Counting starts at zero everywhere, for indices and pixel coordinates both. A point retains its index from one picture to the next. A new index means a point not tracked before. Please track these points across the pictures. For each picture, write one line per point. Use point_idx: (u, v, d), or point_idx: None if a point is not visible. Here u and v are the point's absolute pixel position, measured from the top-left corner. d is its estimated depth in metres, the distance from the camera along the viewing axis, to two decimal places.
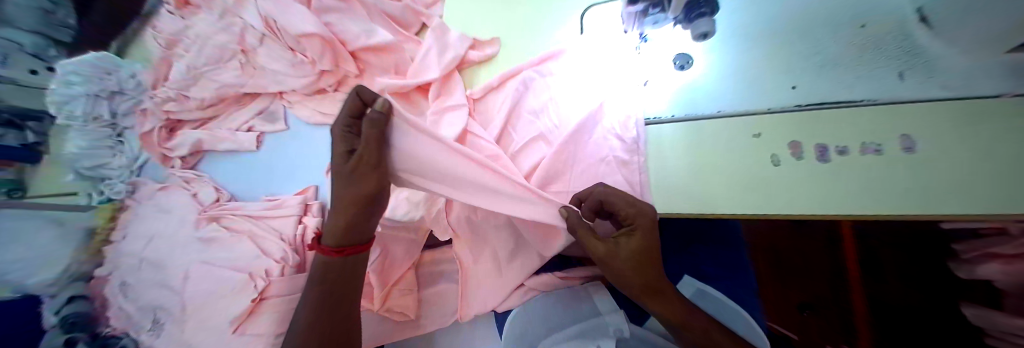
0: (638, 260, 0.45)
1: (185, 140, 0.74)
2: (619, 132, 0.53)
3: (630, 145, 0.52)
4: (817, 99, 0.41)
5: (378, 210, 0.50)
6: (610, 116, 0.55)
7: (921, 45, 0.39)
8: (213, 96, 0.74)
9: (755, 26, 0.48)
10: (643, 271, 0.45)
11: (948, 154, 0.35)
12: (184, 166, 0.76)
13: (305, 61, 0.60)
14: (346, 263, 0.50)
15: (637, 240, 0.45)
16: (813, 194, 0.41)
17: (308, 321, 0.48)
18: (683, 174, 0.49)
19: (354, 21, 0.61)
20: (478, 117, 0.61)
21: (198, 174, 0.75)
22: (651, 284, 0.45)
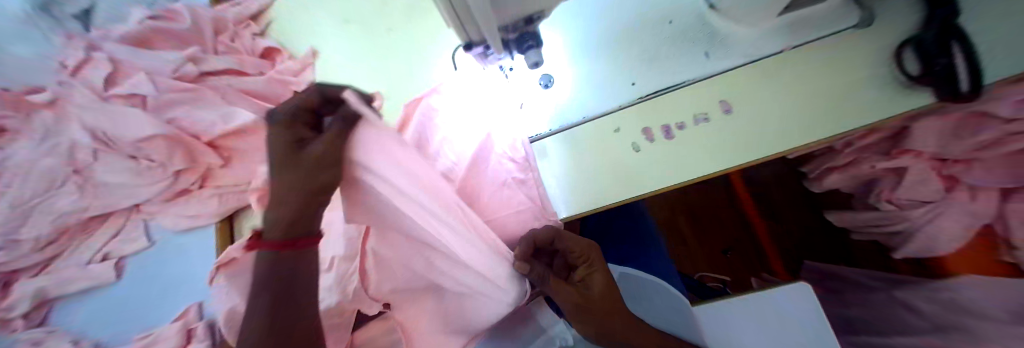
0: (609, 307, 0.41)
1: (23, 294, 0.59)
2: (511, 155, 0.54)
3: (523, 165, 0.54)
4: (653, 89, 0.48)
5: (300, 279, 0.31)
6: (499, 142, 0.55)
7: (714, 26, 0.48)
8: (48, 232, 0.60)
9: (599, 34, 0.51)
10: (613, 316, 0.41)
11: (760, 104, 0.46)
12: (30, 325, 0.59)
13: (150, 166, 0.55)
14: None
15: (600, 279, 0.42)
16: (684, 161, 0.47)
17: None
18: (574, 180, 0.52)
19: (206, 109, 0.56)
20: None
21: (50, 329, 0.59)
22: (625, 322, 0.41)
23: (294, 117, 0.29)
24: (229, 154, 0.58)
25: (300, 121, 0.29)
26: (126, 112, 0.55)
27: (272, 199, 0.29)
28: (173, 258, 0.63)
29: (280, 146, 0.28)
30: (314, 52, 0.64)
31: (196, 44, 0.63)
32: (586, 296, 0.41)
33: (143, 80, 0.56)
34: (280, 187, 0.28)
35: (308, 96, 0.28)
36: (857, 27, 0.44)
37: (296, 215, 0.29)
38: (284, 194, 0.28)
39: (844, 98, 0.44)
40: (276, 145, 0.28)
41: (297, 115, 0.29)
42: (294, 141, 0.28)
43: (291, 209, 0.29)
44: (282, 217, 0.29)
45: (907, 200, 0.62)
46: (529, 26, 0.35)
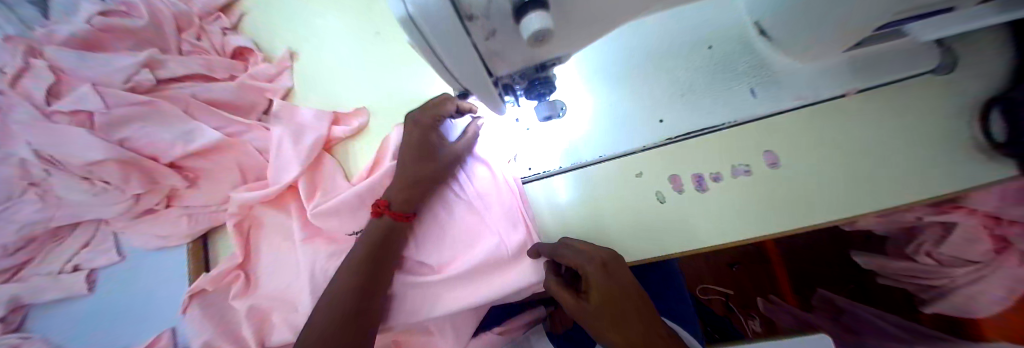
0: (613, 316, 0.35)
1: None
2: (509, 209, 0.48)
3: (519, 221, 0.48)
4: (683, 130, 0.42)
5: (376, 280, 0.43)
6: (499, 192, 0.48)
7: (764, 59, 0.41)
8: (16, 238, 0.54)
9: (623, 58, 0.44)
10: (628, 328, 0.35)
11: (811, 159, 0.39)
12: (7, 329, 0.54)
13: (107, 189, 0.50)
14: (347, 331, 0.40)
15: (598, 291, 0.35)
16: (719, 219, 0.40)
17: None
18: (583, 229, 0.45)
19: (167, 126, 0.50)
20: (349, 217, 0.49)
21: (23, 335, 0.54)
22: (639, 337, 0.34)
23: (418, 120, 0.45)
24: (195, 175, 0.52)
25: (421, 124, 0.45)
26: (73, 127, 0.49)
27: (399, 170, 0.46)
28: (146, 277, 0.59)
29: (410, 153, 0.46)
30: (292, 54, 0.58)
31: (156, 44, 0.57)
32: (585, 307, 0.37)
33: (89, 93, 0.50)
34: (404, 172, 0.46)
35: (442, 104, 0.44)
36: (933, 73, 0.37)
37: (406, 198, 0.46)
38: (393, 186, 0.46)
39: (914, 160, 0.37)
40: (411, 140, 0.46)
41: (423, 121, 0.45)
42: (426, 140, 0.46)
43: (401, 192, 0.46)
44: (392, 199, 0.46)
45: (950, 258, 0.55)
46: (541, 72, 0.28)
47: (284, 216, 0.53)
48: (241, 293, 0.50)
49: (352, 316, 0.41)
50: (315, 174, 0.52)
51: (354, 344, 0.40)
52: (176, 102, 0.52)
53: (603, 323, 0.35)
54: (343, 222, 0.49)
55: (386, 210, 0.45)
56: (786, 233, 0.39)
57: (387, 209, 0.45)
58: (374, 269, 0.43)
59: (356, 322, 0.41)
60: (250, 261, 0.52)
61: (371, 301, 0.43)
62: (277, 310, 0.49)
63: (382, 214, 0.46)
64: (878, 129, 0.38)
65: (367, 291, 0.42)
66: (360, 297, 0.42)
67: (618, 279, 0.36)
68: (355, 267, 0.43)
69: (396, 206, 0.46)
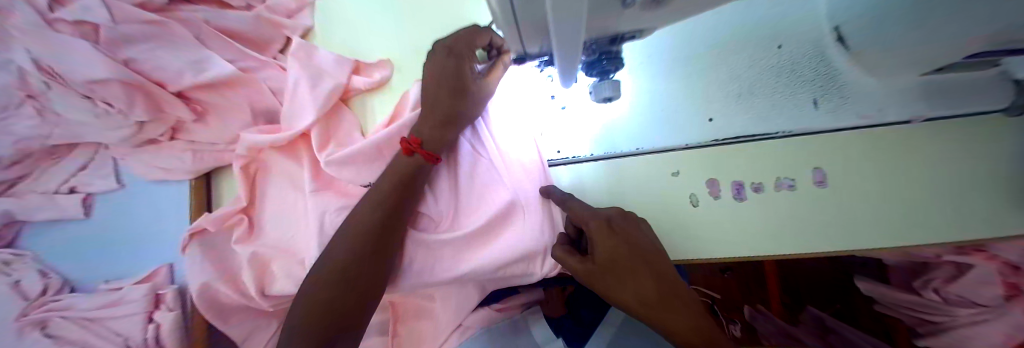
0: (626, 270, 0.33)
1: None
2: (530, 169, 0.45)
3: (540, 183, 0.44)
4: (732, 133, 0.39)
5: (396, 216, 0.41)
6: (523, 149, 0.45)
7: (836, 68, 0.37)
8: (8, 152, 0.50)
9: (681, 47, 0.41)
10: (639, 276, 0.33)
11: (859, 183, 0.37)
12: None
13: (109, 112, 0.46)
14: (361, 261, 0.39)
15: (607, 244, 0.34)
16: (751, 232, 0.38)
17: (323, 300, 0.38)
18: None
19: (177, 52, 0.46)
20: (366, 168, 0.46)
21: (18, 253, 0.53)
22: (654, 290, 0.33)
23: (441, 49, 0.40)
24: (204, 109, 0.49)
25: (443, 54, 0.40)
26: (74, 40, 0.45)
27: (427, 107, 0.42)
28: (145, 208, 0.57)
29: (441, 87, 0.40)
30: None
31: None
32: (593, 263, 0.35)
33: (95, 4, 0.45)
34: (435, 108, 0.41)
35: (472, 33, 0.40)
36: (1004, 114, 0.34)
37: (440, 138, 0.42)
38: (425, 123, 0.42)
39: (959, 197, 0.36)
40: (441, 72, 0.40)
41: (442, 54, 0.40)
42: (460, 74, 0.40)
43: (435, 130, 0.42)
44: (425, 137, 0.41)
45: None
46: (613, 46, 0.25)
47: (295, 165, 0.51)
48: (243, 238, 0.49)
49: (372, 252, 0.40)
50: (331, 124, 0.49)
51: (373, 276, 0.40)
52: (188, 27, 0.48)
53: (611, 280, 0.34)
54: (359, 173, 0.46)
55: (419, 149, 0.41)
56: (817, 255, 0.37)
57: (419, 148, 0.41)
58: (395, 210, 0.41)
59: (378, 259, 0.40)
60: (254, 207, 0.51)
61: (391, 242, 0.41)
62: (276, 260, 0.48)
63: (412, 153, 0.41)
64: (939, 162, 0.36)
65: (387, 231, 0.41)
66: (381, 236, 0.40)
67: (626, 235, 0.34)
68: (378, 206, 0.40)
69: (429, 146, 0.42)
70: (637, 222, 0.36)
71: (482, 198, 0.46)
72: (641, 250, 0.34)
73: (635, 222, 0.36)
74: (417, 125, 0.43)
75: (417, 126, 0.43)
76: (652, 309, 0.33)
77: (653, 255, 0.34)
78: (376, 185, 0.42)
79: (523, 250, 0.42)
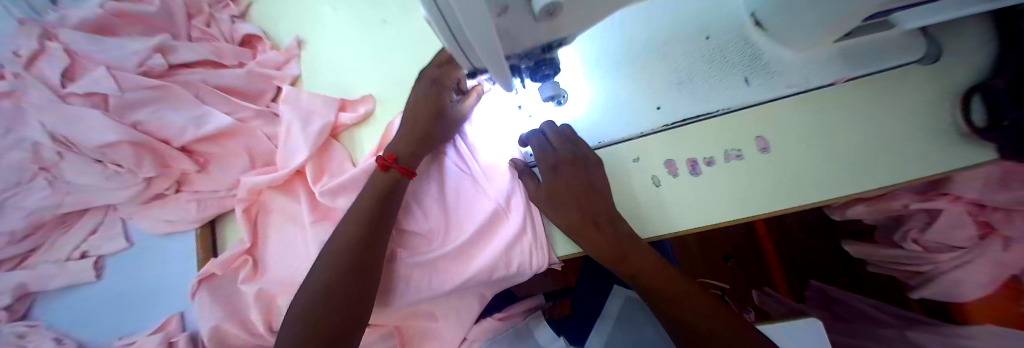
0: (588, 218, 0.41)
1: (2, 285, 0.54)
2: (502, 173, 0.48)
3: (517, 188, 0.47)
4: (680, 116, 0.43)
5: (389, 214, 0.45)
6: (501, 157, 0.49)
7: (758, 49, 0.42)
8: (26, 222, 0.54)
9: (625, 48, 0.46)
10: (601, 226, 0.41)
11: (801, 144, 0.41)
12: (14, 317, 0.55)
13: (119, 172, 0.51)
14: (357, 255, 0.42)
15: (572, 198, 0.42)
16: (712, 202, 0.42)
17: (325, 287, 0.41)
18: None
19: (177, 111, 0.52)
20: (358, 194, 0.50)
21: (32, 324, 0.55)
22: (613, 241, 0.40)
23: (429, 80, 0.48)
24: (205, 159, 0.54)
25: (429, 83, 0.47)
26: (85, 112, 0.50)
27: (408, 129, 0.47)
28: (151, 262, 0.59)
29: (421, 111, 0.47)
30: (300, 42, 0.60)
31: (166, 31, 0.59)
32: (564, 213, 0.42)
33: (103, 76, 0.51)
34: (416, 127, 0.47)
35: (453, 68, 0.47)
36: (919, 63, 0.39)
37: (414, 153, 0.47)
38: (403, 143, 0.47)
39: (894, 143, 0.39)
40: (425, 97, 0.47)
41: (428, 84, 0.47)
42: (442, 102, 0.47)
43: (409, 147, 0.47)
44: (399, 153, 0.46)
45: (935, 244, 0.56)
46: (546, 54, 0.30)
47: (293, 202, 0.54)
48: (249, 278, 0.51)
49: (359, 268, 0.42)
50: (324, 159, 0.53)
51: (360, 293, 0.41)
52: (187, 88, 0.54)
53: (572, 223, 0.42)
54: (349, 200, 0.50)
55: (393, 164, 0.45)
56: (776, 215, 0.40)
57: (393, 163, 0.45)
58: (377, 225, 0.44)
59: (362, 275, 0.42)
60: (257, 246, 0.54)
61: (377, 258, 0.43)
62: (282, 295, 0.50)
63: (388, 169, 0.45)
64: (866, 116, 0.40)
65: (371, 246, 0.43)
66: (366, 251, 0.42)
67: (573, 182, 0.42)
68: (360, 216, 0.44)
69: (403, 161, 0.46)
70: (586, 168, 0.43)
71: (469, 208, 0.49)
72: (585, 191, 0.42)
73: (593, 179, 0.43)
74: (397, 145, 0.47)
75: (397, 145, 0.47)
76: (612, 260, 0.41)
77: (595, 194, 0.42)
78: (358, 202, 0.46)
79: (508, 251, 0.45)
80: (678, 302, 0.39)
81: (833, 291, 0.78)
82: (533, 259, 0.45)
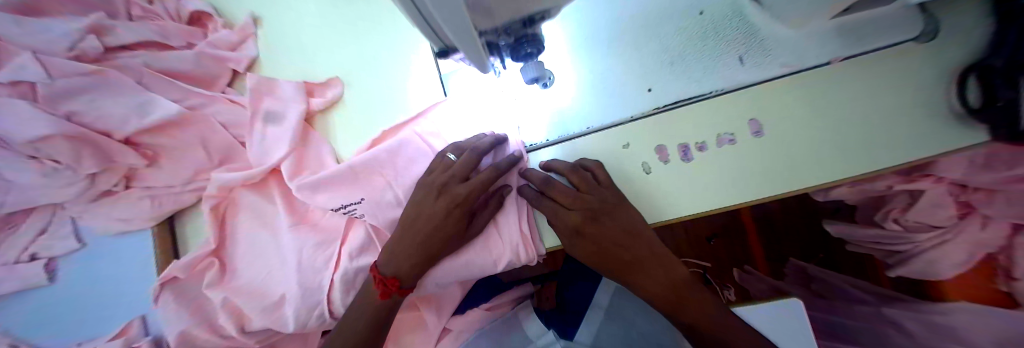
0: (614, 238, 0.39)
1: None
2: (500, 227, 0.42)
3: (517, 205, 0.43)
4: (671, 98, 0.41)
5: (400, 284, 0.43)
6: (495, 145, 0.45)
7: (754, 24, 0.40)
8: None
9: (616, 25, 0.43)
10: (626, 248, 0.40)
11: (792, 127, 0.38)
12: None
13: (57, 169, 0.45)
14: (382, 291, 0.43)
15: (599, 229, 0.39)
16: (702, 188, 0.40)
17: (353, 312, 0.44)
18: None
19: (118, 99, 0.46)
20: (337, 190, 0.44)
21: None
22: (636, 256, 0.40)
23: (446, 191, 0.40)
24: (155, 152, 0.48)
25: (446, 199, 0.39)
26: (9, 101, 0.44)
27: (403, 249, 0.41)
28: (106, 264, 0.53)
29: (426, 228, 0.40)
30: (257, 19, 0.54)
31: (101, 8, 0.52)
32: (592, 233, 0.39)
33: (29, 61, 0.44)
34: (425, 243, 0.40)
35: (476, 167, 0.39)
36: (916, 42, 0.36)
37: (410, 272, 0.41)
38: (404, 257, 0.41)
39: (885, 122, 0.37)
40: (438, 219, 0.39)
41: (444, 200, 0.39)
42: (462, 225, 0.41)
43: (414, 266, 0.41)
44: (402, 276, 0.41)
45: (917, 224, 0.57)
46: (527, 29, 0.28)
47: (264, 200, 0.50)
48: (215, 282, 0.48)
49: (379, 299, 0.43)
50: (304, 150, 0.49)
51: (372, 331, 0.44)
52: (129, 73, 0.48)
53: (604, 260, 0.41)
54: (329, 197, 0.44)
55: (395, 290, 0.41)
56: (766, 200, 0.39)
57: (395, 288, 0.41)
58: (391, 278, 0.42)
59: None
60: (223, 248, 0.50)
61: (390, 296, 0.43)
62: (249, 303, 0.47)
63: (390, 294, 0.42)
64: (862, 96, 0.37)
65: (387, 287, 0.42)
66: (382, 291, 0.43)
67: (607, 223, 0.39)
68: (367, 312, 0.43)
69: (404, 282, 0.42)
70: (620, 207, 0.39)
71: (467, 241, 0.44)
72: (621, 233, 0.39)
73: (620, 208, 0.39)
74: (393, 257, 0.41)
75: (392, 261, 0.41)
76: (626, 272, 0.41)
77: (636, 237, 0.39)
78: (362, 295, 0.44)
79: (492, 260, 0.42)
80: (680, 305, 0.41)
81: (812, 270, 0.80)
82: (523, 253, 0.42)
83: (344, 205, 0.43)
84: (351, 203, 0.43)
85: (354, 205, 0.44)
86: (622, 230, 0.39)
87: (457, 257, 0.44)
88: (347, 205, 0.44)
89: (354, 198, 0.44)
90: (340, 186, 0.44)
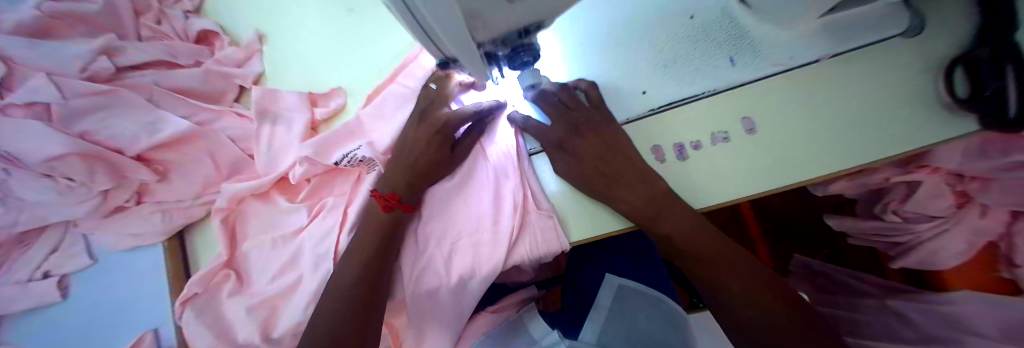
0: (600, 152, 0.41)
1: None
2: (499, 169, 0.44)
3: (516, 172, 0.44)
4: (666, 100, 0.42)
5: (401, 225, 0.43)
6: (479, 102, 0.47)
7: (744, 25, 0.42)
8: None
9: (609, 30, 0.44)
10: (614, 167, 0.40)
11: (782, 123, 0.39)
12: None
13: (70, 186, 0.47)
14: (383, 239, 0.42)
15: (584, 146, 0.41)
16: (699, 184, 0.40)
17: (349, 264, 0.41)
18: None
19: (129, 116, 0.47)
20: (338, 145, 0.47)
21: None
22: (627, 176, 0.39)
23: (427, 119, 0.43)
24: (164, 169, 0.50)
25: (428, 125, 0.43)
26: (24, 122, 0.46)
27: (398, 167, 0.43)
28: (116, 278, 0.53)
29: (417, 150, 0.43)
30: (261, 36, 0.55)
31: (112, 30, 0.54)
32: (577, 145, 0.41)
33: (42, 84, 0.46)
34: (415, 168, 0.43)
35: (448, 92, 0.43)
36: (902, 37, 0.38)
37: (407, 185, 0.43)
38: (400, 179, 0.43)
39: (876, 115, 0.37)
40: (425, 142, 0.42)
41: (427, 123, 0.43)
42: (448, 143, 0.43)
43: (410, 185, 0.43)
44: (401, 192, 0.42)
45: (916, 213, 0.57)
46: (523, 39, 0.29)
47: (278, 212, 0.50)
48: (235, 290, 0.48)
49: (376, 256, 0.41)
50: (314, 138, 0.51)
51: (369, 289, 0.41)
52: (140, 91, 0.49)
53: (594, 182, 0.40)
54: (332, 153, 0.46)
55: (396, 205, 0.42)
56: (765, 195, 0.39)
57: (397, 203, 0.42)
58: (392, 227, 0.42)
59: (364, 313, 0.40)
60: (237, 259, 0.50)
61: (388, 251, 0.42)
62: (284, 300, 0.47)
63: (390, 209, 0.42)
64: (852, 92, 0.38)
65: (386, 246, 0.42)
66: (380, 248, 0.41)
67: (592, 138, 0.41)
68: (366, 248, 0.41)
69: (405, 199, 0.42)
70: (607, 124, 0.42)
71: (468, 202, 0.44)
72: (605, 148, 0.41)
73: (605, 127, 0.42)
74: (387, 182, 0.43)
75: (388, 181, 0.43)
76: (625, 200, 0.39)
77: (623, 153, 0.40)
78: (361, 230, 0.43)
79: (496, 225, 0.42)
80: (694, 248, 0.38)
81: (816, 266, 0.79)
82: (526, 235, 0.42)
83: (345, 154, 0.45)
84: (346, 157, 0.46)
85: (354, 151, 0.45)
86: (606, 146, 0.41)
87: (460, 219, 0.44)
88: (348, 153, 0.45)
89: (354, 144, 0.46)
90: (338, 137, 0.47)
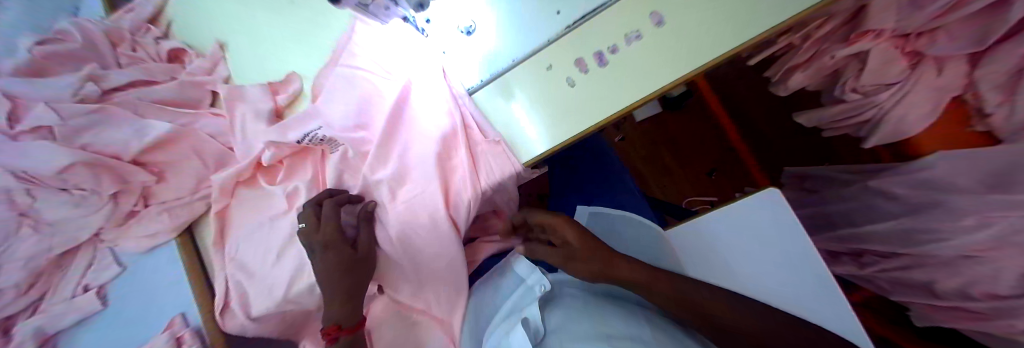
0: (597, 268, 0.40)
1: None
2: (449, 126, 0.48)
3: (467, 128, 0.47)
4: (579, 15, 0.44)
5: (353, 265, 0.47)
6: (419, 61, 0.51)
7: None
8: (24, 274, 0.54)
9: None
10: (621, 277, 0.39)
11: (689, 9, 0.39)
12: None
13: (84, 196, 0.55)
14: (344, 280, 0.47)
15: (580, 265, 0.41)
16: (623, 84, 0.42)
17: (325, 282, 0.47)
18: (531, 114, 0.46)
19: (118, 128, 0.55)
20: (298, 126, 0.52)
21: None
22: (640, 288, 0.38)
23: (325, 240, 0.48)
24: (159, 169, 0.59)
25: (330, 242, 0.47)
26: (35, 144, 0.54)
27: (326, 287, 0.47)
28: (148, 276, 0.61)
29: (332, 266, 0.46)
30: (222, 45, 0.62)
31: (94, 61, 0.63)
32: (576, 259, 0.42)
33: (42, 109, 0.54)
34: (345, 273, 0.47)
35: (326, 212, 0.47)
36: None
37: (349, 311, 0.47)
38: (333, 290, 0.46)
39: None
40: (331, 256, 0.47)
41: (328, 243, 0.47)
42: (363, 245, 0.49)
43: (343, 307, 0.47)
44: (339, 318, 0.46)
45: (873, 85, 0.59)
46: None
47: (267, 194, 0.57)
48: (237, 268, 0.55)
49: (347, 285, 0.47)
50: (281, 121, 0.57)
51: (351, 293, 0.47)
52: (127, 107, 0.58)
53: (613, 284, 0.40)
54: (295, 131, 0.52)
55: (340, 332, 0.46)
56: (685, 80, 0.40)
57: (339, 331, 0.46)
58: (349, 266, 0.47)
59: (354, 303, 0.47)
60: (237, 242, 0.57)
61: (357, 276, 0.47)
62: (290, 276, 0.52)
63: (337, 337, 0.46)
64: None
65: (350, 267, 0.47)
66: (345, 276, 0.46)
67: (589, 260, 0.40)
68: (335, 280, 0.46)
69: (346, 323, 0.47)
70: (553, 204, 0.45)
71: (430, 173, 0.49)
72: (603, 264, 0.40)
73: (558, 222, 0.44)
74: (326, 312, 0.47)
75: (327, 313, 0.47)
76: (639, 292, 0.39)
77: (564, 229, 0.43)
78: (322, 264, 0.47)
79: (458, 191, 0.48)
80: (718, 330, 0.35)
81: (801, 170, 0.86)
82: (495, 168, 0.47)
83: (307, 133, 0.51)
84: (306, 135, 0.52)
85: (315, 131, 0.51)
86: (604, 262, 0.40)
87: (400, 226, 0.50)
88: (309, 132, 0.51)
89: (312, 125, 0.52)
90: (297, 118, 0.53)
